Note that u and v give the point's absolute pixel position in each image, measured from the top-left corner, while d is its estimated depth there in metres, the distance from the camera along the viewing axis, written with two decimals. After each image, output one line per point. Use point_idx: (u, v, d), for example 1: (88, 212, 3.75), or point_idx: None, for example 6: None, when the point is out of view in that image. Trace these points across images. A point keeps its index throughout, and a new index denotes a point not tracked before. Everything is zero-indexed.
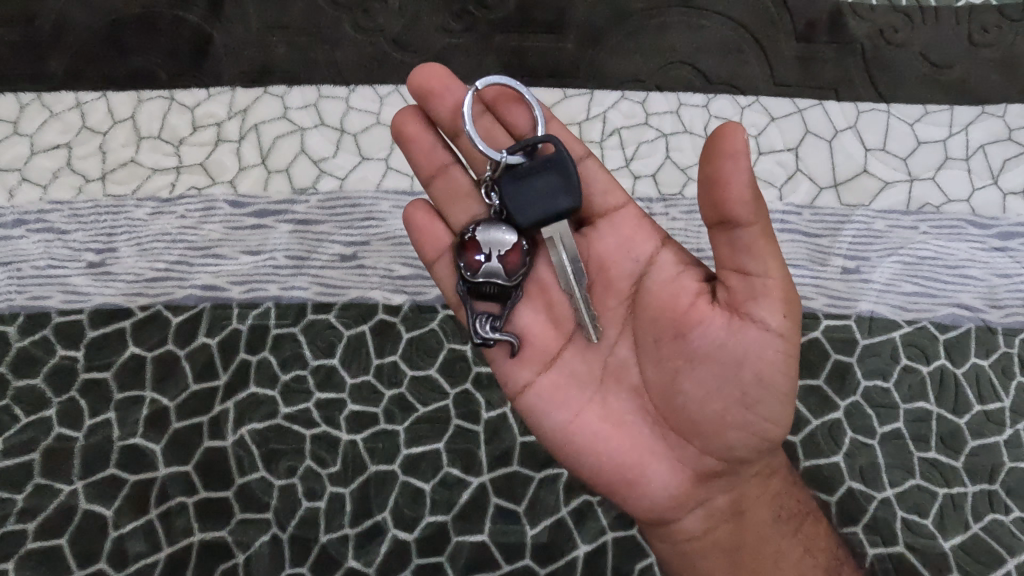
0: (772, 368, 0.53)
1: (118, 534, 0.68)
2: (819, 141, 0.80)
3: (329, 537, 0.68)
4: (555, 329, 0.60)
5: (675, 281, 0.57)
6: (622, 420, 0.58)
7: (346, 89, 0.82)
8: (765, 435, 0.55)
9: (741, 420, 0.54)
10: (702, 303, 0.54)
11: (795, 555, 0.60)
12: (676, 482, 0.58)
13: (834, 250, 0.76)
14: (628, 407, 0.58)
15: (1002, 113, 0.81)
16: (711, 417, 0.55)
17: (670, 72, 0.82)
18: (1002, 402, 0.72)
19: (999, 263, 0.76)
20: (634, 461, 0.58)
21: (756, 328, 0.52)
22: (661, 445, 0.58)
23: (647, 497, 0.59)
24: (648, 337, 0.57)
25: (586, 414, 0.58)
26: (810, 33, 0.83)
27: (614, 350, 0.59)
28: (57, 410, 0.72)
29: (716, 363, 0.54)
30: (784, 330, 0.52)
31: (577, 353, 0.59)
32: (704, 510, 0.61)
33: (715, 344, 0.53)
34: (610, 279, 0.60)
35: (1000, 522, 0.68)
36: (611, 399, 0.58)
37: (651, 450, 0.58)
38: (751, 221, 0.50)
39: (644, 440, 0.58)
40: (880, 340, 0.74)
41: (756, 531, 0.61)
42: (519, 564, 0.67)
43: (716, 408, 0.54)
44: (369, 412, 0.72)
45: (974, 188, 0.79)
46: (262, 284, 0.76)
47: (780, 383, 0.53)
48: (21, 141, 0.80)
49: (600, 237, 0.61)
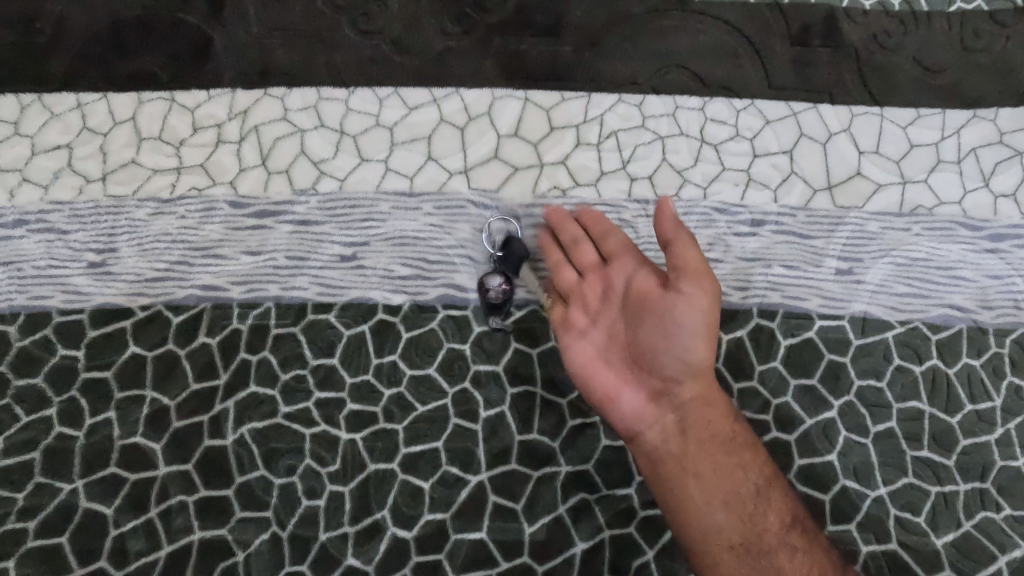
0: (698, 325, 0.65)
1: (118, 532, 0.68)
2: (813, 144, 0.81)
3: (328, 534, 0.69)
4: (597, 354, 0.70)
5: (625, 246, 0.73)
6: (606, 357, 0.69)
7: (345, 90, 0.82)
8: (698, 364, 0.67)
9: (676, 357, 0.66)
10: (645, 271, 0.69)
11: (736, 475, 0.65)
12: (645, 407, 0.68)
13: (828, 252, 0.77)
14: (602, 344, 0.70)
15: (993, 117, 0.82)
16: (657, 353, 0.67)
17: (667, 74, 0.83)
18: (993, 401, 0.73)
19: (990, 265, 0.77)
20: (606, 388, 0.69)
21: (677, 295, 0.66)
22: (626, 373, 0.69)
23: (621, 416, 0.68)
24: (611, 293, 0.71)
25: (581, 353, 0.70)
26: (805, 37, 0.84)
27: (602, 312, 0.71)
28: (58, 409, 0.72)
29: (651, 318, 0.67)
30: (706, 300, 0.65)
31: (579, 315, 0.71)
32: (664, 430, 0.67)
33: (650, 304, 0.68)
34: (587, 250, 0.74)
35: (990, 520, 0.69)
36: (588, 338, 0.70)
37: (619, 380, 0.69)
38: (675, 232, 0.66)
39: (620, 370, 0.69)
40: (873, 340, 0.75)
41: (716, 479, 0.65)
42: (516, 561, 0.68)
43: (659, 347, 0.67)
44: (368, 411, 0.72)
45: (965, 191, 0.80)
46: (262, 284, 0.76)
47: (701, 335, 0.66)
48: (22, 142, 0.81)
49: (581, 216, 0.76)
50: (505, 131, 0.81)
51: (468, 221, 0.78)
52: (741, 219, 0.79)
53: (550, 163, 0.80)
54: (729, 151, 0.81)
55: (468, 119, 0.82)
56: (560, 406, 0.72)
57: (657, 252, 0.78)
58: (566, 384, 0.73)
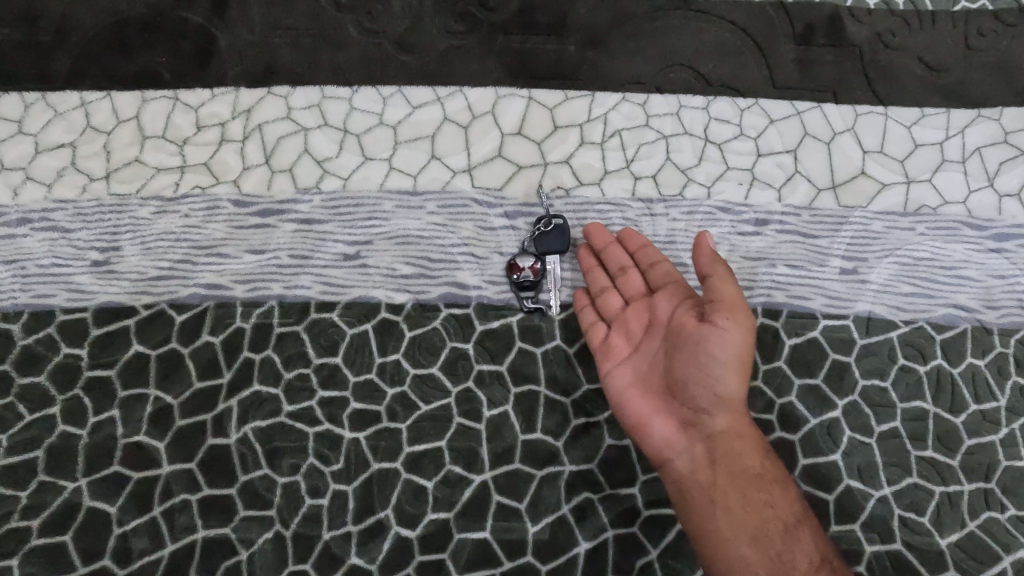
0: (732, 358, 0.63)
1: (121, 532, 0.68)
2: (818, 144, 0.81)
3: (331, 534, 0.68)
4: (633, 378, 0.68)
5: (664, 274, 0.72)
6: (641, 383, 0.68)
7: (349, 89, 0.82)
8: (731, 396, 0.65)
9: (706, 387, 0.64)
10: (685, 302, 0.68)
11: (759, 505, 0.62)
12: (676, 436, 0.66)
13: (832, 251, 0.77)
14: (637, 371, 0.68)
15: (998, 117, 0.82)
16: (690, 381, 0.65)
17: (671, 73, 0.83)
18: (998, 401, 0.73)
19: (995, 265, 0.77)
20: (638, 414, 0.67)
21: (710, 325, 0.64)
22: (660, 401, 0.67)
23: (651, 443, 0.66)
24: (650, 321, 0.70)
25: (617, 378, 0.69)
26: (808, 36, 0.84)
27: (641, 339, 0.70)
28: (61, 407, 0.72)
29: (686, 346, 0.65)
30: (741, 334, 0.63)
31: (619, 343, 0.71)
32: (692, 458, 0.65)
33: (684, 333, 0.66)
34: (631, 279, 0.73)
35: (995, 520, 0.69)
36: (625, 364, 0.69)
37: (652, 407, 0.67)
38: (713, 266, 0.66)
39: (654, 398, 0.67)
40: (877, 340, 0.74)
41: (746, 520, 0.61)
42: (520, 561, 0.68)
43: (691, 376, 0.65)
44: (371, 410, 0.72)
45: (970, 191, 0.80)
46: (266, 283, 0.76)
47: (733, 367, 0.64)
48: (26, 140, 0.81)
49: (627, 246, 0.76)
50: (509, 130, 0.81)
51: (472, 220, 0.78)
52: (745, 218, 0.79)
53: (554, 161, 0.80)
54: (733, 150, 0.81)
55: (472, 118, 0.82)
56: (564, 405, 0.72)
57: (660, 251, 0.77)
58: (569, 383, 0.73)
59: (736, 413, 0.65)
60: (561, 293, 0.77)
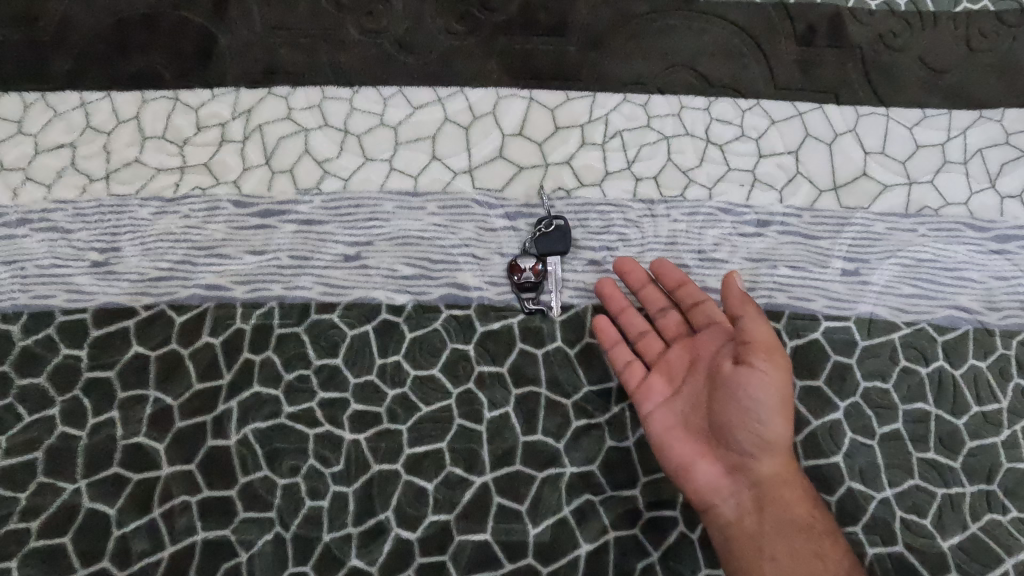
0: (772, 402, 0.62)
1: (121, 533, 0.68)
2: (819, 145, 0.81)
3: (332, 535, 0.68)
4: (672, 420, 0.67)
5: (704, 313, 0.71)
6: (681, 426, 0.66)
7: (349, 90, 0.82)
8: (775, 441, 0.63)
9: (747, 432, 0.63)
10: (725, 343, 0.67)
11: (806, 555, 0.60)
12: (720, 482, 0.64)
13: (833, 253, 0.77)
14: (677, 413, 0.67)
15: (1000, 118, 0.82)
16: (731, 426, 0.63)
17: (672, 74, 0.83)
18: (1000, 403, 0.73)
19: (997, 266, 0.77)
20: (680, 458, 0.66)
21: (746, 368, 0.63)
22: (701, 445, 0.65)
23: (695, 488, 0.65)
24: (689, 363, 0.69)
25: (656, 420, 0.68)
26: (810, 37, 0.84)
27: (680, 379, 0.69)
28: (60, 408, 0.72)
29: (724, 391, 0.64)
30: (778, 376, 0.62)
31: (658, 384, 0.69)
32: (737, 504, 0.64)
33: (721, 376, 0.64)
34: (671, 319, 0.73)
35: (997, 522, 0.69)
36: (663, 405, 0.68)
37: (693, 451, 0.65)
38: (744, 309, 0.65)
39: (695, 441, 0.66)
40: (879, 341, 0.74)
41: (794, 568, 0.60)
42: (521, 563, 0.68)
43: (731, 421, 0.63)
44: (371, 412, 0.72)
45: (972, 192, 0.80)
46: (266, 284, 0.76)
47: (774, 411, 0.62)
48: (25, 141, 0.80)
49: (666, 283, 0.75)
50: (510, 131, 0.81)
51: (473, 221, 0.78)
52: (747, 219, 0.78)
53: (555, 162, 0.80)
54: (734, 151, 0.81)
55: (473, 119, 0.81)
56: (565, 406, 0.72)
57: (662, 252, 0.77)
58: (570, 384, 0.73)
59: (780, 457, 0.64)
60: (562, 294, 0.76)
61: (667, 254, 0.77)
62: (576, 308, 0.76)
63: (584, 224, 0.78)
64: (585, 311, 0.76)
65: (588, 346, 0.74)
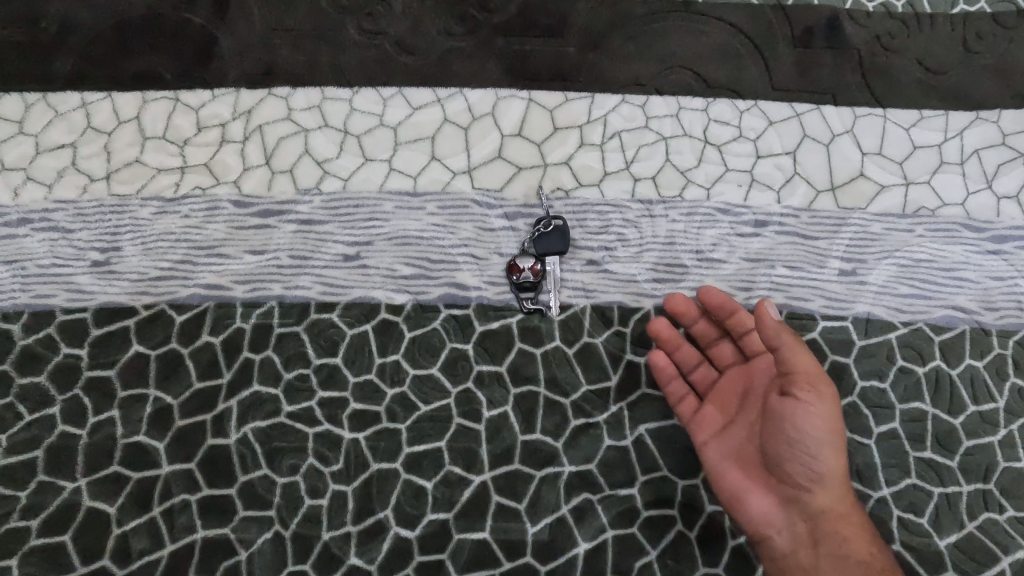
0: (823, 432, 0.62)
1: (121, 532, 0.68)
2: (816, 146, 0.81)
3: (331, 534, 0.68)
4: (727, 452, 0.67)
5: (751, 341, 0.71)
6: (733, 458, 0.66)
7: (349, 91, 0.83)
8: (831, 472, 0.63)
9: (799, 465, 0.63)
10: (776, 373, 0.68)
11: None
12: (775, 513, 0.64)
13: (831, 253, 0.77)
14: (730, 445, 0.67)
15: (996, 119, 0.82)
16: (787, 462, 0.63)
17: (670, 76, 0.83)
18: (997, 403, 0.73)
19: (993, 266, 0.77)
20: (734, 490, 0.66)
21: (793, 401, 0.62)
22: (757, 477, 0.65)
23: (750, 520, 0.65)
24: (741, 392, 0.70)
25: (710, 452, 0.68)
26: (807, 38, 0.84)
27: (733, 410, 0.69)
28: (61, 407, 0.72)
29: (776, 427, 0.63)
30: (827, 406, 0.62)
31: (712, 414, 0.70)
32: (794, 535, 0.64)
33: (770, 408, 0.64)
34: (722, 350, 0.74)
35: (994, 521, 0.69)
36: (720, 437, 0.68)
37: (747, 482, 0.65)
38: (781, 338, 0.62)
39: (748, 474, 0.65)
40: (876, 341, 0.75)
41: None
42: (519, 561, 0.68)
43: (783, 453, 0.63)
44: (371, 411, 0.72)
45: (968, 192, 0.80)
46: (266, 284, 0.76)
47: (826, 443, 0.62)
48: (26, 141, 0.81)
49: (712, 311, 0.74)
50: (509, 131, 0.82)
51: (472, 221, 0.78)
52: (745, 220, 0.79)
53: (554, 163, 0.81)
54: (732, 152, 0.81)
55: (472, 119, 0.82)
56: (564, 406, 0.72)
57: (661, 252, 0.77)
58: (569, 383, 0.73)
59: (838, 488, 0.63)
60: (561, 294, 0.76)
61: (665, 254, 0.77)
62: (574, 307, 0.76)
63: (583, 224, 0.78)
64: (584, 311, 0.76)
65: (587, 345, 0.74)
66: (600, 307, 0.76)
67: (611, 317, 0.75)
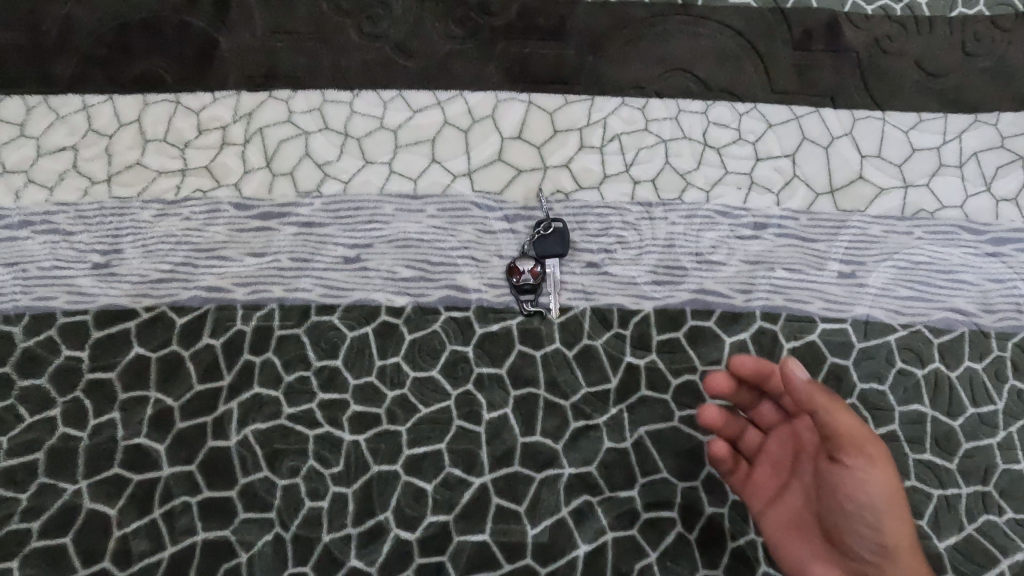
0: (879, 501, 0.60)
1: (121, 534, 0.68)
2: (816, 148, 0.82)
3: (331, 536, 0.69)
4: (785, 520, 0.66)
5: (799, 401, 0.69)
6: (793, 526, 0.66)
7: (349, 93, 0.83)
8: (897, 540, 0.61)
9: (858, 534, 0.61)
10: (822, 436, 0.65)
11: None
12: None
13: (830, 255, 0.77)
14: (788, 512, 0.66)
15: (995, 122, 0.82)
16: (849, 534, 0.62)
17: (670, 79, 0.84)
18: (996, 405, 0.73)
19: (992, 269, 0.77)
20: (797, 559, 0.65)
21: (842, 467, 0.61)
22: (817, 546, 0.64)
23: None
24: (794, 455, 0.68)
25: (769, 520, 0.67)
26: (806, 41, 0.85)
27: (789, 473, 0.68)
28: (62, 409, 0.72)
29: (830, 494, 0.62)
30: (878, 472, 0.60)
31: (767, 480, 0.68)
32: None
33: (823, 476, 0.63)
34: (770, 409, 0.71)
35: (993, 523, 0.70)
36: (778, 504, 0.67)
37: (809, 551, 0.64)
38: (818, 403, 0.60)
39: (811, 543, 0.64)
40: (875, 343, 0.75)
41: None
42: (519, 563, 0.68)
43: (840, 523, 0.62)
44: (371, 413, 0.72)
45: (967, 195, 0.80)
46: (266, 286, 0.76)
47: (882, 511, 0.60)
48: (27, 143, 0.81)
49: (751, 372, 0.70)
50: (509, 134, 0.82)
51: (472, 223, 0.79)
52: (744, 222, 0.79)
53: (554, 165, 0.81)
54: (731, 154, 0.81)
55: (472, 122, 0.82)
56: (564, 408, 0.73)
57: (660, 255, 0.78)
58: (569, 385, 0.73)
59: (907, 556, 0.61)
60: (561, 296, 0.76)
61: (665, 256, 0.77)
62: (574, 310, 0.76)
63: (583, 227, 0.79)
64: (584, 313, 0.76)
65: (587, 347, 0.75)
66: (599, 309, 0.76)
67: (611, 319, 0.76)
